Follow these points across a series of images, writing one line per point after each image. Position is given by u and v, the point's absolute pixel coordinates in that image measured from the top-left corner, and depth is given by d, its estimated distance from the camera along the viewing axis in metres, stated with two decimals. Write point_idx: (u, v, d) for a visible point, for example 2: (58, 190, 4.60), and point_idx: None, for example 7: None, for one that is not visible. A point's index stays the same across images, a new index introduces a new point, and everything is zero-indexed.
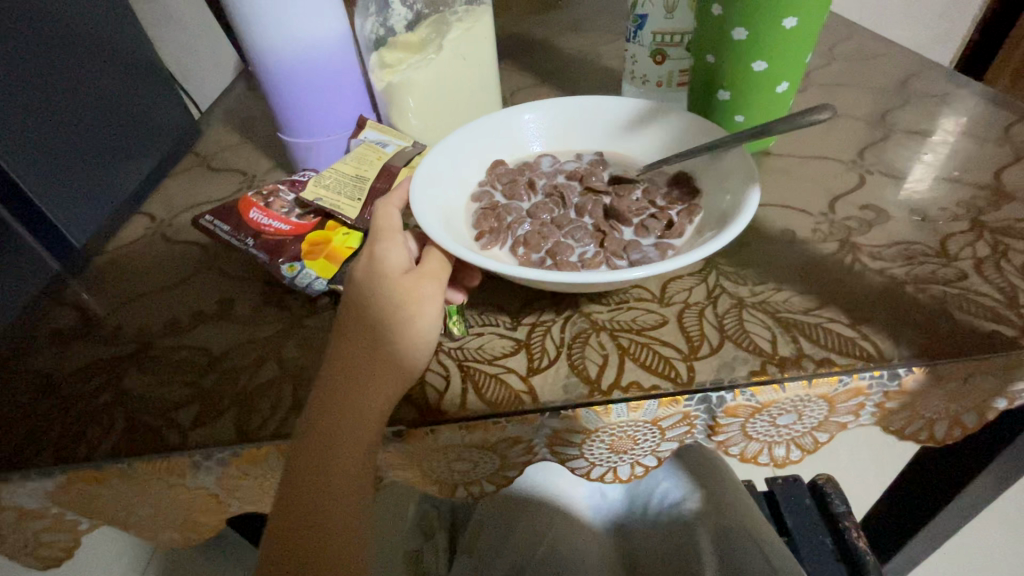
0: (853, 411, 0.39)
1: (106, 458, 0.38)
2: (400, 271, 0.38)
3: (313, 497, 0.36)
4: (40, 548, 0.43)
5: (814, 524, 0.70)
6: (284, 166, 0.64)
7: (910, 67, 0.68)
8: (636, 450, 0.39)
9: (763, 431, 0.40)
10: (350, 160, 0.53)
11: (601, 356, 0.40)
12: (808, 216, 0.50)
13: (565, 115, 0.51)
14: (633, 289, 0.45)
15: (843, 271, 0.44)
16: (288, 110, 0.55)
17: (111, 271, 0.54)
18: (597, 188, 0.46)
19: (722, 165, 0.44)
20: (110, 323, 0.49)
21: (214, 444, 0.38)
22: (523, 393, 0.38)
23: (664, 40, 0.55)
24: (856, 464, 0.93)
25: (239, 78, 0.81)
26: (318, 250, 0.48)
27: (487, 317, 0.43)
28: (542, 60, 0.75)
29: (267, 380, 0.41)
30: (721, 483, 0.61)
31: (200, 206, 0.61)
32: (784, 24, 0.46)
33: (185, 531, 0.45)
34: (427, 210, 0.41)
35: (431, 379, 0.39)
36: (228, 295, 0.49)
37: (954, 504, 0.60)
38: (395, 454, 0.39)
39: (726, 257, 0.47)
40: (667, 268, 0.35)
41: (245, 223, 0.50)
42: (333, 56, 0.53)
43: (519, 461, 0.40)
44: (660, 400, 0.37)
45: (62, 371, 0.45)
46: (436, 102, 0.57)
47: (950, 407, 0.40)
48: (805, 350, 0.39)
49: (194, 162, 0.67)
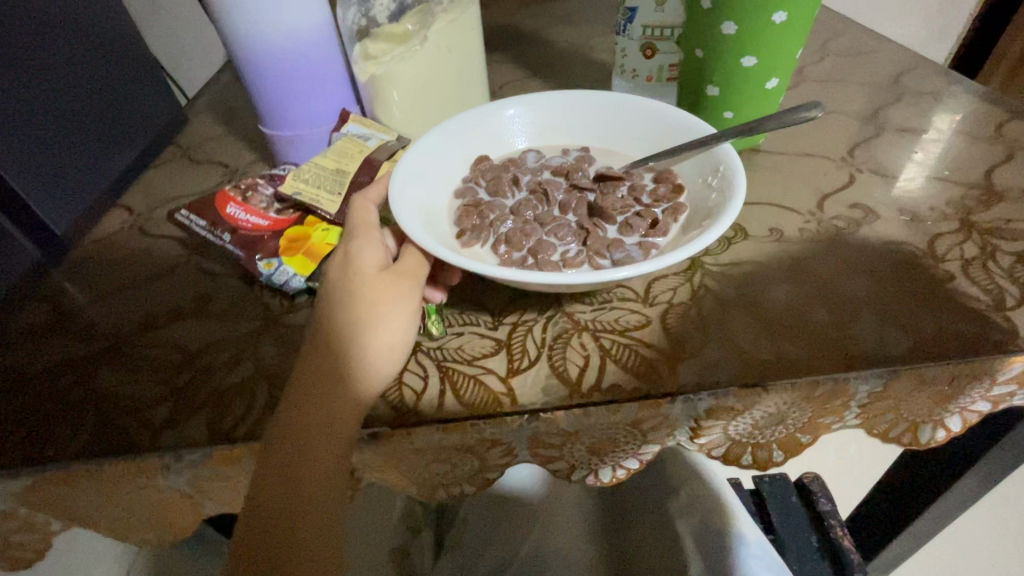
0: (838, 414, 0.39)
1: (74, 459, 0.37)
2: (375, 269, 0.38)
3: (283, 499, 0.35)
4: (10, 549, 0.42)
5: (801, 522, 0.71)
6: (266, 159, 0.63)
7: (903, 64, 0.67)
8: (618, 452, 0.39)
9: (746, 433, 0.39)
10: (330, 153, 0.52)
11: (582, 357, 0.39)
12: (796, 215, 0.49)
13: (551, 110, 0.50)
14: (616, 288, 0.44)
15: (829, 271, 0.44)
16: (269, 103, 0.54)
17: (88, 265, 0.53)
18: (581, 185, 0.45)
19: (708, 162, 0.43)
20: (85, 319, 0.47)
21: (186, 445, 0.37)
22: (502, 395, 0.37)
23: (654, 34, 0.54)
24: (844, 462, 0.94)
25: (225, 68, 0.79)
26: (298, 246, 0.47)
27: (468, 317, 0.42)
28: (532, 52, 0.74)
29: (242, 379, 0.40)
30: (689, 480, 0.57)
31: (179, 199, 0.60)
32: (774, 19, 0.45)
33: (159, 531, 0.44)
34: (407, 207, 0.40)
35: (408, 380, 0.39)
36: (205, 291, 0.48)
37: (938, 504, 0.60)
38: (373, 456, 0.38)
39: (712, 257, 0.46)
40: (648, 268, 0.34)
41: (221, 219, 0.49)
42: (315, 47, 0.52)
43: (498, 463, 0.39)
44: (641, 403, 0.36)
45: (33, 370, 0.44)
46: (421, 95, 0.55)
47: (934, 410, 0.40)
48: (789, 353, 0.38)
49: (176, 153, 0.66)
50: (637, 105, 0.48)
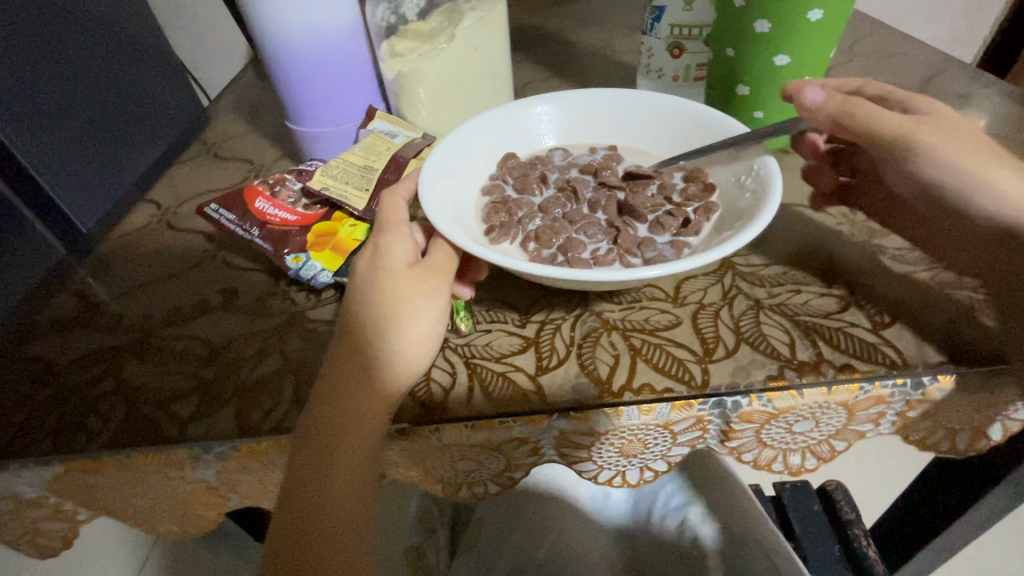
0: (873, 420, 0.38)
1: (104, 449, 0.38)
2: (405, 264, 0.38)
3: (313, 493, 0.35)
4: (37, 538, 0.43)
5: (823, 531, 0.69)
6: (291, 156, 0.63)
7: (934, 66, 0.66)
8: (646, 454, 0.38)
9: (778, 438, 0.38)
10: (358, 150, 0.52)
11: (612, 356, 0.38)
12: (828, 217, 0.48)
13: (579, 108, 0.50)
14: (645, 288, 0.43)
15: (865, 273, 0.43)
16: (296, 99, 0.54)
17: (114, 259, 0.53)
18: (611, 184, 0.45)
19: (741, 162, 0.42)
20: (112, 311, 0.48)
21: (215, 437, 0.37)
22: (531, 392, 0.37)
23: (682, 33, 0.53)
24: (865, 471, 0.92)
25: (249, 66, 0.80)
26: (325, 242, 0.47)
27: (496, 314, 0.42)
28: (555, 52, 0.73)
29: (270, 372, 0.40)
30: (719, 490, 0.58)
31: (205, 195, 0.60)
32: (809, 17, 0.44)
33: (184, 523, 0.44)
34: (437, 202, 0.40)
35: (436, 376, 0.38)
36: (231, 286, 0.48)
37: (968, 516, 0.58)
38: (400, 452, 0.38)
39: (742, 258, 0.45)
40: (683, 268, 0.33)
41: (250, 213, 0.50)
42: (343, 44, 0.52)
43: (525, 462, 0.39)
44: (673, 403, 0.36)
45: (62, 359, 0.44)
46: (448, 93, 0.55)
47: (973, 418, 0.39)
48: (825, 355, 0.37)
49: (201, 149, 0.66)
50: (666, 102, 0.48)
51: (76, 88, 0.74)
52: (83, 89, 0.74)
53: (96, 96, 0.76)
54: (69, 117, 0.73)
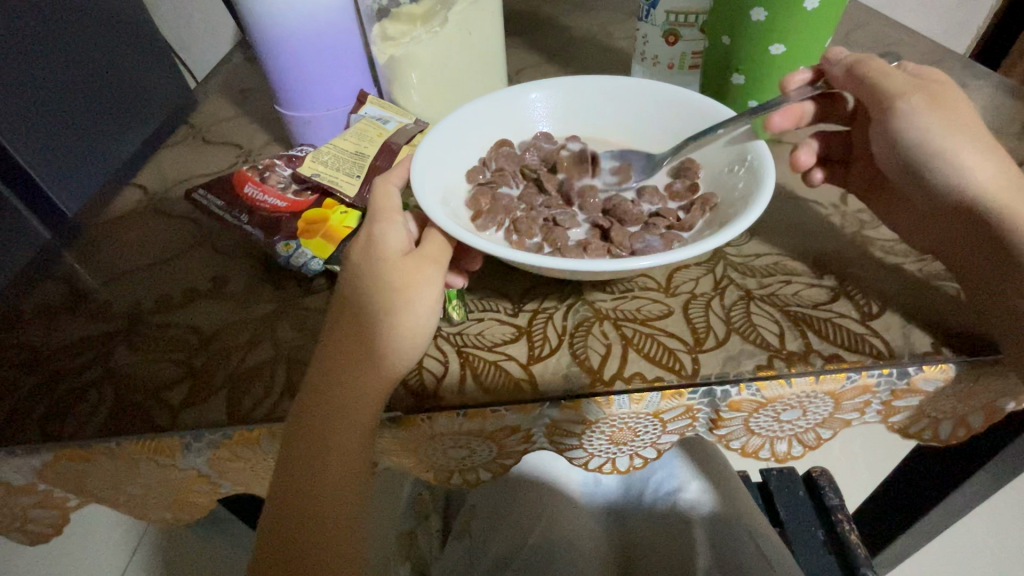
0: (859, 409, 0.38)
1: (92, 437, 0.37)
2: (399, 253, 0.37)
3: (306, 481, 0.36)
4: (26, 524, 0.43)
5: (807, 516, 0.70)
6: (281, 141, 0.62)
7: (932, 53, 0.64)
8: (636, 442, 0.39)
9: (766, 426, 0.39)
10: (349, 136, 0.52)
11: (603, 346, 0.39)
12: (819, 207, 0.49)
13: (573, 94, 0.49)
14: (638, 278, 0.43)
15: (851, 263, 0.43)
16: (286, 84, 0.53)
17: (103, 242, 0.53)
18: (594, 163, 0.46)
19: (735, 148, 0.43)
20: (100, 298, 0.47)
21: (204, 425, 0.37)
22: (523, 381, 0.37)
23: (678, 20, 0.52)
24: (847, 459, 0.94)
25: (237, 49, 0.78)
26: (315, 229, 0.47)
27: (488, 303, 0.42)
28: (549, 38, 0.72)
29: (260, 361, 0.40)
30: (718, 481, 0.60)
31: (193, 178, 0.59)
32: (806, 6, 0.44)
33: (176, 509, 0.44)
34: (428, 189, 0.39)
35: (428, 365, 0.38)
36: (221, 273, 0.48)
37: (947, 501, 0.59)
38: (393, 439, 0.38)
39: (734, 248, 0.46)
40: (677, 258, 0.33)
41: (239, 199, 0.49)
42: (334, 28, 0.51)
43: (516, 449, 0.39)
44: (663, 392, 0.36)
45: (50, 346, 0.44)
46: (441, 79, 0.54)
47: (957, 407, 0.39)
48: (813, 345, 0.38)
49: (189, 132, 0.65)
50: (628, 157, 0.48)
51: (42, 65, 0.73)
52: (47, 65, 0.73)
53: (65, 73, 0.75)
54: (37, 96, 0.73)
